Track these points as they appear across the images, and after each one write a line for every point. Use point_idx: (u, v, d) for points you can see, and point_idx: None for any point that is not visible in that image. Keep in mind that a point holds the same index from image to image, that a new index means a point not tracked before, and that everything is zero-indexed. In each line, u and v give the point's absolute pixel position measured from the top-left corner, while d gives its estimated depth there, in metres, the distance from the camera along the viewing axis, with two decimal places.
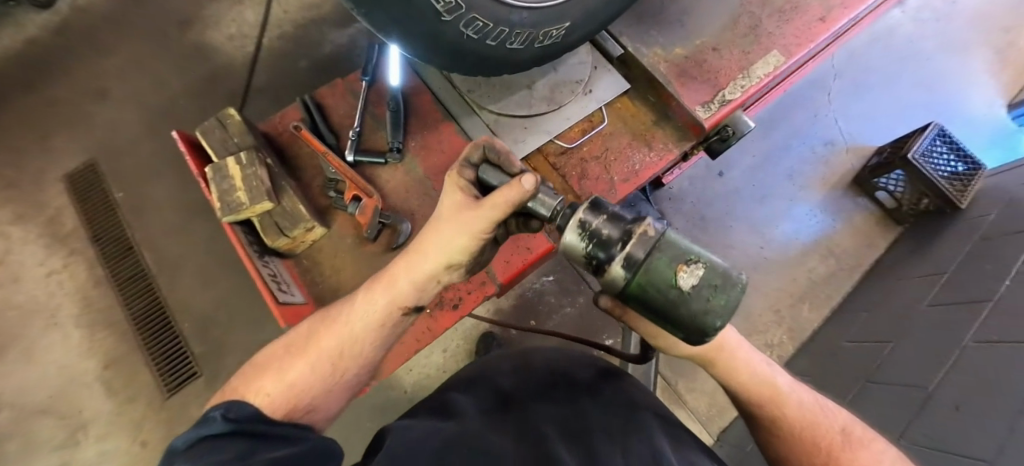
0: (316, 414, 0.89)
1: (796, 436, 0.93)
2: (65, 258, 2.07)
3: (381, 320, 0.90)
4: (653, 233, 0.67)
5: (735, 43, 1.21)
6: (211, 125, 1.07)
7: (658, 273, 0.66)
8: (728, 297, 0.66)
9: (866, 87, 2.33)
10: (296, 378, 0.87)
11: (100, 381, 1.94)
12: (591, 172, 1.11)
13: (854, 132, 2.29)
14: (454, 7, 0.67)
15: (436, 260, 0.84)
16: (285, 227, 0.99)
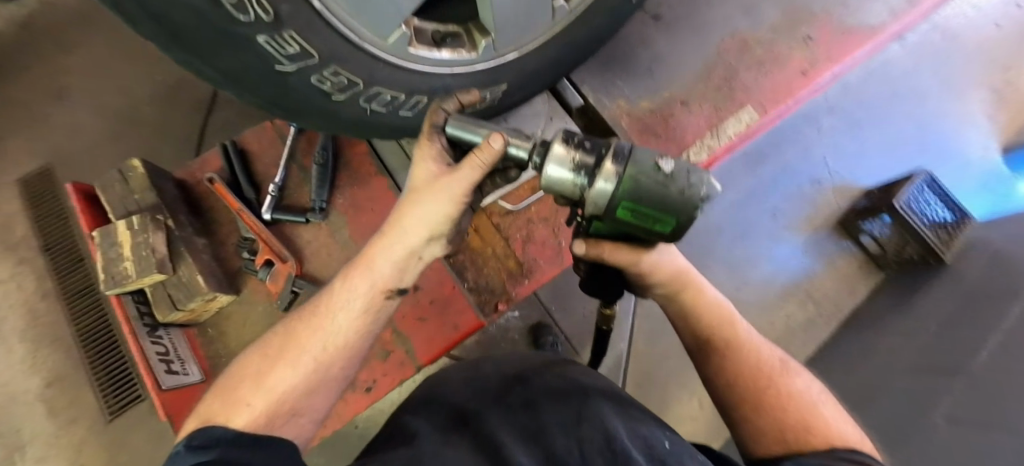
0: (298, 430, 0.69)
1: (742, 362, 0.85)
2: (15, 267, 1.96)
3: (363, 306, 0.70)
4: (620, 142, 0.58)
5: (706, 98, 1.13)
6: (113, 177, 0.92)
7: (641, 169, 0.56)
8: (700, 175, 0.59)
9: (862, 123, 2.08)
10: (278, 388, 0.68)
11: (41, 400, 1.85)
12: (538, 235, 0.99)
13: (846, 173, 2.05)
14: (347, 85, 0.60)
15: (424, 232, 0.66)
16: (179, 300, 0.85)
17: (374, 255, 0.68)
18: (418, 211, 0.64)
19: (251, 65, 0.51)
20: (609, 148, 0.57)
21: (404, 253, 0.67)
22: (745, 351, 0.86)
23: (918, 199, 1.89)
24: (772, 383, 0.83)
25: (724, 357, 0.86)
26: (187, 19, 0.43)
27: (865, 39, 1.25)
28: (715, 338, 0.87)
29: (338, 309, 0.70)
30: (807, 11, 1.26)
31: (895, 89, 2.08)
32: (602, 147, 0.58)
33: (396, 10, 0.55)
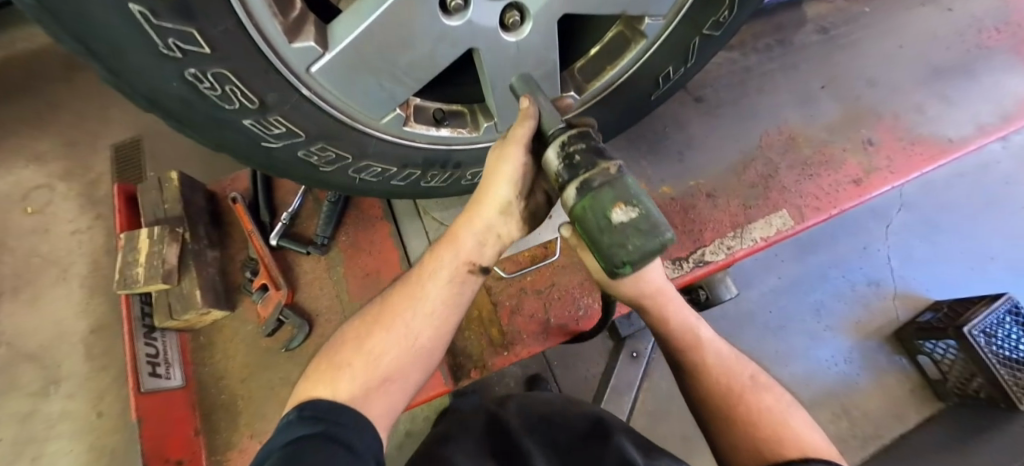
0: (389, 404, 0.68)
1: (712, 384, 0.79)
2: (89, 221, 1.65)
3: (448, 280, 0.67)
4: (610, 169, 0.46)
5: (737, 193, 1.08)
6: (152, 184, 0.93)
7: (590, 204, 0.44)
8: (649, 249, 0.42)
9: (946, 228, 1.61)
10: (377, 360, 0.67)
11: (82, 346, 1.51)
12: (528, 307, 0.98)
13: (916, 283, 1.57)
14: (334, 159, 0.62)
15: (494, 209, 0.60)
16: (175, 310, 0.85)
17: (457, 230, 0.64)
18: (490, 186, 0.58)
19: (239, 144, 0.54)
20: (592, 167, 0.46)
21: (487, 228, 0.62)
22: (715, 372, 0.80)
23: (997, 330, 1.36)
24: (743, 401, 0.77)
25: (694, 378, 0.80)
26: (176, 107, 0.46)
27: (941, 150, 1.15)
28: (685, 361, 0.80)
29: (428, 283, 0.68)
30: (870, 114, 1.20)
31: (989, 198, 1.63)
32: (590, 164, 0.47)
33: (388, 97, 0.57)
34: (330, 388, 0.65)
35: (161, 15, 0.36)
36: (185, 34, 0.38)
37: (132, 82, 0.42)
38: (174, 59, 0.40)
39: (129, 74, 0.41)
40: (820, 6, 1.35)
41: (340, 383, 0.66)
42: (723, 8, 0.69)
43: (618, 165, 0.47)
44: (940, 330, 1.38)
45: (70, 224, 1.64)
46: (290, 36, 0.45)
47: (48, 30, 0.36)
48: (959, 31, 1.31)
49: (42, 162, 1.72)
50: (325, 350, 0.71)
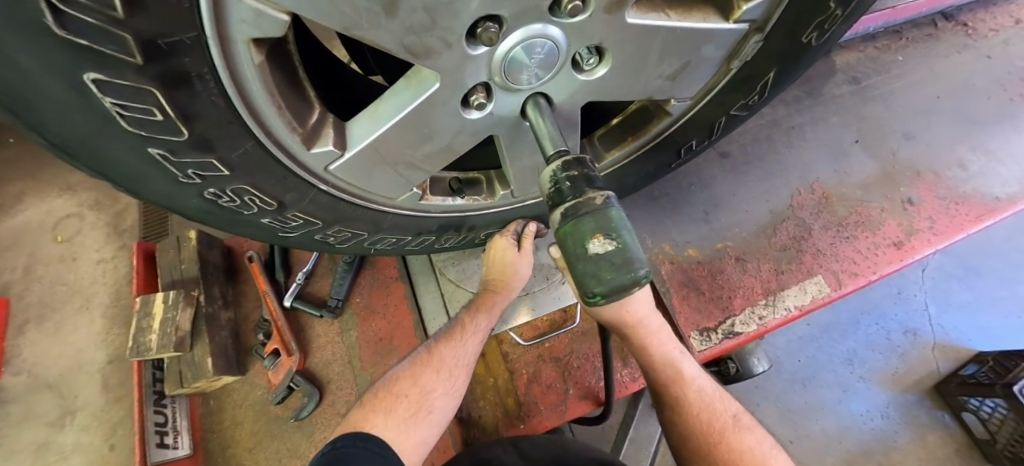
0: (427, 433, 0.69)
1: (690, 420, 0.72)
2: (114, 251, 1.46)
3: (482, 336, 0.73)
4: (596, 199, 0.42)
5: (768, 256, 1.03)
6: (170, 241, 0.93)
7: (570, 233, 0.41)
8: (620, 284, 0.39)
9: (989, 271, 1.35)
10: (427, 396, 0.69)
11: (99, 378, 1.33)
12: (545, 376, 0.92)
13: (957, 332, 1.30)
14: (350, 237, 0.60)
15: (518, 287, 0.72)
16: (185, 378, 0.83)
17: (491, 299, 0.72)
18: (517, 269, 0.70)
19: (257, 236, 0.53)
20: (578, 196, 0.42)
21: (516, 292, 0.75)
22: (695, 408, 0.73)
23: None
24: (723, 440, 0.70)
25: (672, 410, 0.74)
26: (194, 215, 0.46)
27: (985, 209, 1.08)
28: (664, 392, 0.74)
29: (467, 336, 0.72)
30: (908, 170, 1.13)
31: None
32: (578, 192, 0.43)
33: (405, 181, 0.55)
34: (386, 416, 0.67)
35: (180, 152, 0.36)
36: (203, 163, 0.38)
37: (151, 199, 0.42)
38: (193, 183, 0.40)
39: (148, 195, 0.41)
40: (850, 55, 1.29)
41: (393, 414, 0.68)
42: (753, 93, 0.66)
43: (607, 195, 0.42)
44: (986, 385, 1.13)
45: (96, 255, 1.46)
46: (308, 143, 0.43)
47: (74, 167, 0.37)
48: (999, 80, 1.24)
49: (74, 191, 1.54)
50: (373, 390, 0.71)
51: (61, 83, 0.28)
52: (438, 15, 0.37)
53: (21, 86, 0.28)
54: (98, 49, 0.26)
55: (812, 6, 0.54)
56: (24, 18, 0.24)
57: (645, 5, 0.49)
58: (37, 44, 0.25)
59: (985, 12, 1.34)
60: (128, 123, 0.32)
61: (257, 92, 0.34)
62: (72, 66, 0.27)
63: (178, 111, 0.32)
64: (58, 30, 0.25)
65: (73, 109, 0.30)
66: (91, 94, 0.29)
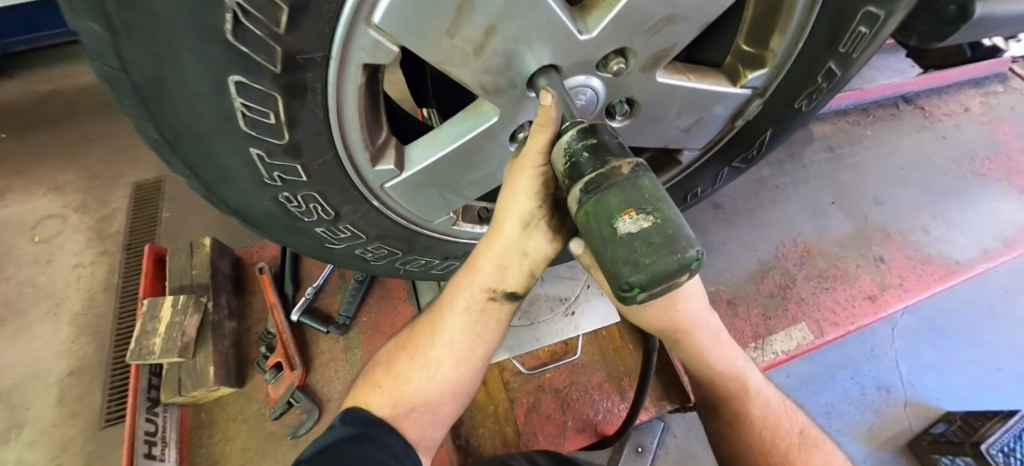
0: (428, 429, 0.56)
1: (752, 439, 0.61)
2: (94, 255, 1.36)
3: (466, 309, 0.53)
4: (622, 168, 0.33)
5: (757, 302, 1.09)
6: (184, 247, 0.94)
7: (593, 211, 0.32)
8: (665, 267, 0.27)
9: (951, 331, 1.23)
10: (402, 386, 0.55)
11: (50, 392, 1.17)
12: (545, 407, 0.94)
13: (925, 390, 1.17)
14: (386, 255, 0.64)
15: (516, 224, 0.44)
16: (184, 386, 0.81)
17: (474, 255, 0.50)
18: (506, 193, 0.43)
19: (305, 245, 0.56)
20: (600, 168, 0.34)
21: (513, 251, 0.47)
22: (758, 424, 0.62)
23: (1015, 449, 1.01)
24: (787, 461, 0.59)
25: (728, 426, 0.63)
26: (257, 218, 0.48)
27: (948, 270, 1.17)
28: (719, 406, 0.64)
29: (445, 311, 0.54)
30: (881, 232, 1.22)
31: None
32: (601, 163, 0.34)
33: (447, 206, 0.58)
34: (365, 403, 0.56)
35: (275, 155, 0.40)
36: (289, 168, 0.42)
37: (227, 200, 0.45)
38: (273, 185, 0.44)
39: (226, 194, 0.44)
40: (825, 126, 1.41)
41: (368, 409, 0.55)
42: (752, 147, 0.73)
43: (636, 164, 0.33)
44: (953, 443, 1.03)
45: (75, 259, 1.36)
46: (375, 160, 0.47)
47: (168, 161, 0.40)
48: (954, 159, 1.37)
49: (62, 191, 1.47)
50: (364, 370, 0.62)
51: (205, 82, 0.32)
52: (514, 61, 0.42)
53: (170, 80, 0.31)
54: (251, 56, 0.30)
55: (804, 77, 0.60)
56: (208, 25, 0.28)
57: (671, 68, 0.55)
58: (206, 45, 0.29)
59: (939, 99, 1.50)
60: (245, 124, 0.36)
61: (351, 109, 0.39)
62: (224, 68, 0.31)
63: (288, 117, 0.36)
64: (230, 38, 0.29)
65: (204, 106, 0.34)
66: (228, 94, 0.33)
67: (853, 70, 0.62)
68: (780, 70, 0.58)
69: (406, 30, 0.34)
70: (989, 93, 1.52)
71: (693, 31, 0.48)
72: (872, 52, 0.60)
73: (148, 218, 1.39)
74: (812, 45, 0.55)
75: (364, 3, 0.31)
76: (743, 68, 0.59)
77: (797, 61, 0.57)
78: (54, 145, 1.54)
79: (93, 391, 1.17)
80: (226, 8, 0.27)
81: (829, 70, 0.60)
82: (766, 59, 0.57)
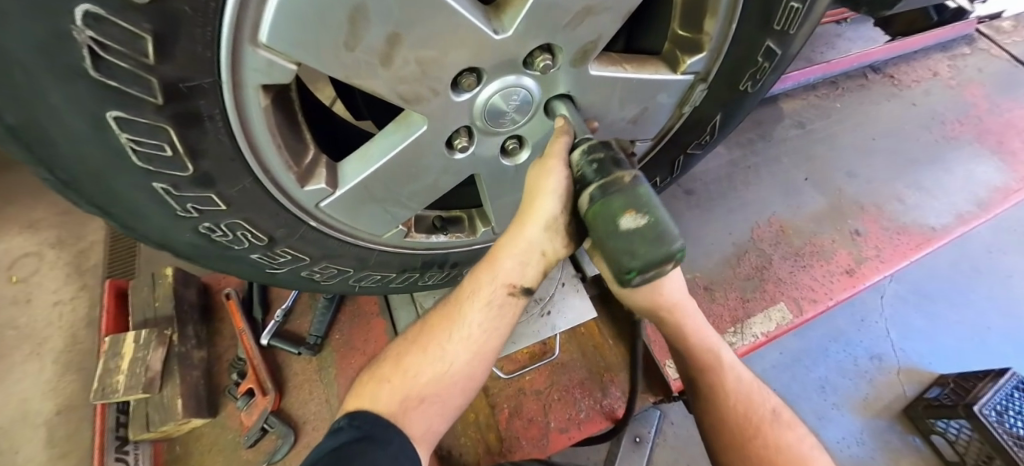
0: (433, 421, 0.56)
1: (723, 413, 0.62)
2: (73, 290, 1.33)
3: (486, 304, 0.53)
4: (624, 178, 0.41)
5: (734, 285, 1.09)
6: (145, 279, 0.92)
7: (600, 211, 0.40)
8: (655, 257, 0.37)
9: (939, 296, 1.23)
10: (413, 379, 0.55)
11: (37, 435, 1.15)
12: (527, 410, 0.93)
13: (916, 357, 1.16)
14: (335, 274, 0.62)
15: (540, 226, 0.46)
16: (152, 421, 0.80)
17: (496, 251, 0.51)
18: (533, 201, 0.46)
19: (244, 272, 0.54)
20: (605, 177, 0.41)
21: (535, 245, 0.48)
22: (730, 400, 0.62)
23: (1008, 407, 0.99)
24: (759, 434, 0.60)
25: (705, 399, 0.63)
26: (185, 251, 0.47)
27: (924, 238, 1.16)
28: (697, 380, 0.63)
29: (464, 305, 0.54)
30: (855, 204, 1.22)
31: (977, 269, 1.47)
32: (606, 173, 0.41)
33: (391, 219, 0.57)
34: (369, 402, 0.55)
35: (182, 187, 0.38)
36: (203, 198, 0.40)
37: (146, 235, 0.43)
38: (190, 217, 0.42)
39: (143, 230, 0.42)
40: (795, 102, 1.40)
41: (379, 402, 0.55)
42: (705, 132, 0.71)
43: (635, 174, 0.41)
44: (948, 406, 1.02)
45: (53, 296, 1.33)
46: (301, 181, 0.45)
47: (71, 202, 0.38)
48: (924, 125, 1.37)
49: (34, 229, 1.43)
50: (369, 364, 0.61)
51: (84, 120, 0.30)
52: (429, 68, 0.40)
53: (43, 121, 0.30)
54: (125, 90, 0.29)
55: (746, 57, 0.59)
56: (66, 62, 0.26)
57: (605, 60, 0.54)
58: (70, 83, 0.27)
59: (907, 66, 1.49)
60: (139, 158, 0.34)
61: (260, 133, 0.37)
62: (97, 105, 0.29)
63: (187, 147, 0.35)
64: (93, 74, 0.27)
65: (91, 144, 0.32)
66: (111, 131, 0.31)
67: (794, 47, 0.61)
68: (719, 53, 0.57)
69: (300, 47, 0.32)
70: (957, 56, 1.51)
71: (617, 20, 0.47)
72: (810, 27, 0.59)
73: (123, 250, 1.36)
74: (745, 24, 0.54)
75: (242, 25, 0.29)
76: (680, 54, 0.57)
77: (734, 42, 0.56)
78: (19, 183, 1.51)
79: (80, 429, 1.15)
80: (79, 43, 0.25)
81: (769, 48, 0.59)
82: (703, 43, 0.55)
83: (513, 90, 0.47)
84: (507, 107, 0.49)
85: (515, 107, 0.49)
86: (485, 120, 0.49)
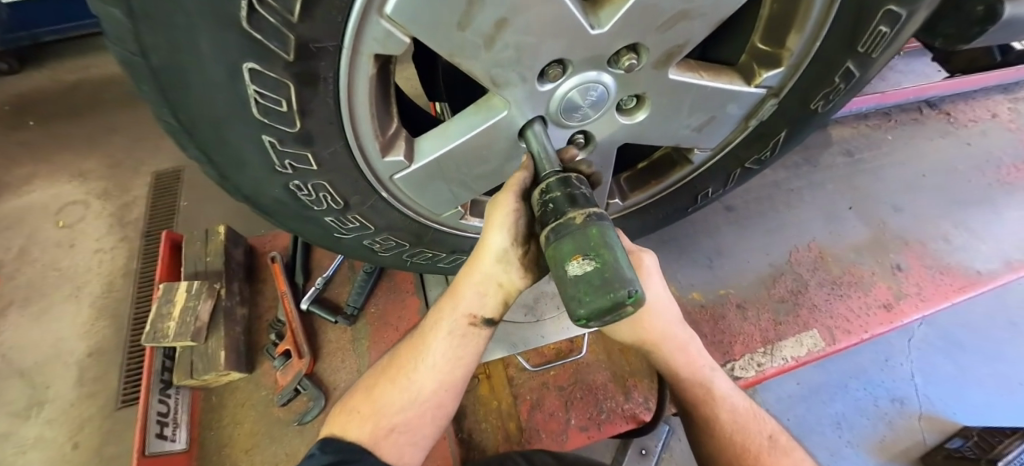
0: (405, 452, 0.57)
1: (721, 443, 0.64)
2: (117, 240, 1.38)
3: (448, 334, 0.55)
4: (576, 218, 0.38)
5: (766, 307, 1.08)
6: (199, 234, 0.97)
7: (554, 255, 0.37)
8: (599, 306, 0.32)
9: (969, 345, 1.20)
10: (382, 410, 0.57)
11: (69, 374, 1.19)
12: (549, 405, 0.94)
13: (942, 403, 1.13)
14: (393, 246, 0.64)
15: (492, 259, 0.47)
16: (195, 369, 0.83)
17: (456, 283, 0.52)
18: (486, 231, 0.46)
19: (314, 233, 0.57)
20: (560, 218, 0.39)
21: (490, 280, 0.49)
22: (726, 429, 0.64)
23: None
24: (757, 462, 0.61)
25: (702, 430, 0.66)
26: (269, 204, 0.50)
27: (969, 281, 1.13)
28: (693, 412, 0.66)
29: (428, 337, 0.56)
30: (897, 239, 1.20)
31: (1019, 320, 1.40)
32: (560, 214, 0.39)
33: (454, 200, 0.58)
34: (342, 430, 0.57)
35: (286, 142, 0.41)
36: (300, 156, 0.43)
37: (239, 185, 0.46)
38: (284, 173, 0.45)
39: (238, 179, 0.45)
40: (845, 130, 1.39)
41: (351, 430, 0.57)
42: (766, 148, 0.72)
43: (592, 214, 0.38)
44: (970, 459, 0.98)
45: (95, 244, 1.38)
46: (384, 151, 0.47)
47: (183, 146, 0.41)
48: (979, 166, 1.33)
49: (85, 179, 1.49)
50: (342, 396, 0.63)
51: (221, 69, 0.33)
52: (524, 55, 0.42)
53: (185, 67, 0.32)
54: (265, 44, 0.31)
55: (823, 76, 0.59)
56: (225, 14, 0.29)
57: (683, 66, 0.55)
58: (221, 34, 0.30)
59: (965, 104, 1.46)
60: (257, 110, 0.37)
61: (362, 99, 0.40)
62: (239, 56, 0.32)
63: (300, 105, 0.37)
64: (245, 27, 0.30)
65: (221, 93, 0.35)
66: (242, 81, 0.34)
67: (873, 71, 0.61)
68: (797, 69, 0.57)
69: (420, 19, 0.34)
70: (1018, 100, 1.48)
71: (707, 27, 0.48)
72: (892, 53, 0.59)
73: (167, 206, 1.41)
74: (829, 44, 0.54)
75: None
76: (757, 67, 0.58)
77: (814, 61, 0.56)
78: (77, 133, 1.58)
79: (112, 372, 1.18)
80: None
81: (848, 70, 0.58)
82: (783, 58, 0.56)
83: (590, 87, 0.48)
84: (580, 103, 0.50)
85: (589, 101, 0.50)
86: (552, 115, 0.50)
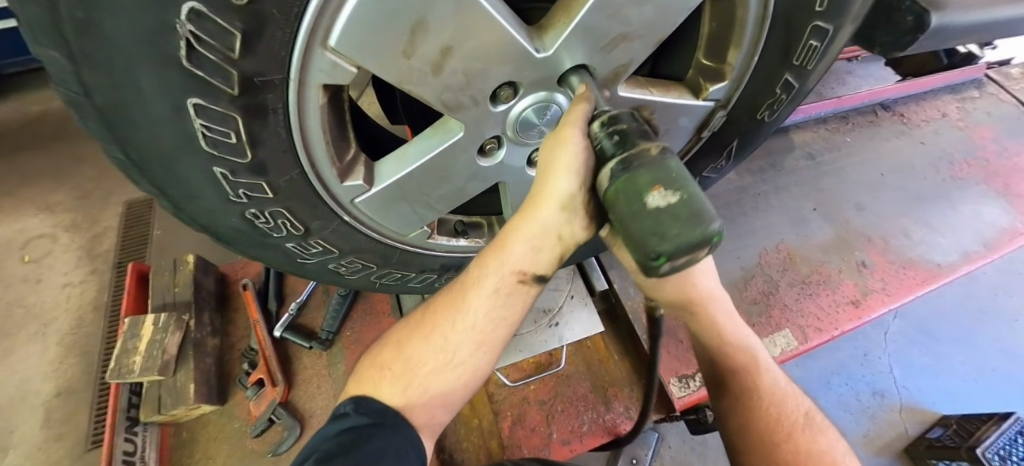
0: (434, 413, 0.53)
1: (754, 416, 0.58)
2: (85, 273, 1.34)
3: (493, 292, 0.48)
4: (650, 150, 0.35)
5: (740, 309, 1.10)
6: (167, 264, 0.95)
7: (621, 188, 0.34)
8: (688, 240, 0.29)
9: (945, 337, 1.22)
10: (415, 367, 0.52)
11: (35, 416, 1.14)
12: (530, 420, 0.93)
13: (920, 394, 1.15)
14: (360, 269, 0.64)
15: (554, 206, 0.40)
16: (164, 404, 0.81)
17: (505, 232, 0.45)
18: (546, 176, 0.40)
19: (278, 260, 0.57)
20: (629, 149, 0.36)
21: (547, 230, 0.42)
22: (763, 401, 0.58)
23: (1012, 452, 0.98)
24: (789, 438, 0.56)
25: (736, 402, 0.59)
26: (228, 233, 0.50)
27: (930, 274, 1.18)
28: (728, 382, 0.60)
29: (470, 291, 0.49)
30: (862, 237, 1.24)
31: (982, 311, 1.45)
32: (628, 145, 0.36)
33: (418, 221, 0.59)
34: (373, 390, 0.53)
35: (239, 173, 0.41)
36: (255, 185, 0.43)
37: (195, 215, 0.46)
38: (239, 202, 0.45)
39: (193, 210, 0.45)
40: (806, 134, 1.43)
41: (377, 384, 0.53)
42: (722, 157, 0.74)
43: (663, 147, 0.35)
44: (950, 448, 1.01)
45: (63, 279, 1.34)
46: (342, 176, 0.48)
47: (135, 180, 0.41)
48: (932, 164, 1.39)
49: (51, 212, 1.45)
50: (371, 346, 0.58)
51: (166, 104, 0.33)
52: (473, 79, 0.43)
53: (130, 103, 0.33)
54: (208, 79, 0.32)
55: (766, 87, 0.61)
56: (165, 52, 0.29)
57: (632, 82, 0.56)
58: (162, 71, 0.30)
59: (916, 105, 1.52)
60: (206, 143, 0.37)
61: (314, 129, 0.40)
62: (182, 92, 0.32)
63: (249, 136, 0.37)
64: (185, 64, 0.30)
65: (167, 128, 0.35)
66: (187, 116, 0.34)
67: (811, 81, 0.64)
68: (740, 82, 0.60)
69: (363, 51, 0.35)
70: (965, 99, 1.54)
71: (650, 46, 0.49)
72: (827, 63, 0.61)
73: (138, 236, 1.37)
74: (767, 57, 0.57)
75: (316, 28, 0.32)
76: (703, 81, 0.60)
77: (754, 73, 0.59)
78: (42, 166, 1.54)
79: (80, 412, 1.14)
80: (179, 35, 0.28)
81: (787, 81, 0.61)
82: (725, 72, 0.58)
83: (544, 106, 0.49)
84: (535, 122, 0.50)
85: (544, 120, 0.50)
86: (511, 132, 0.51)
